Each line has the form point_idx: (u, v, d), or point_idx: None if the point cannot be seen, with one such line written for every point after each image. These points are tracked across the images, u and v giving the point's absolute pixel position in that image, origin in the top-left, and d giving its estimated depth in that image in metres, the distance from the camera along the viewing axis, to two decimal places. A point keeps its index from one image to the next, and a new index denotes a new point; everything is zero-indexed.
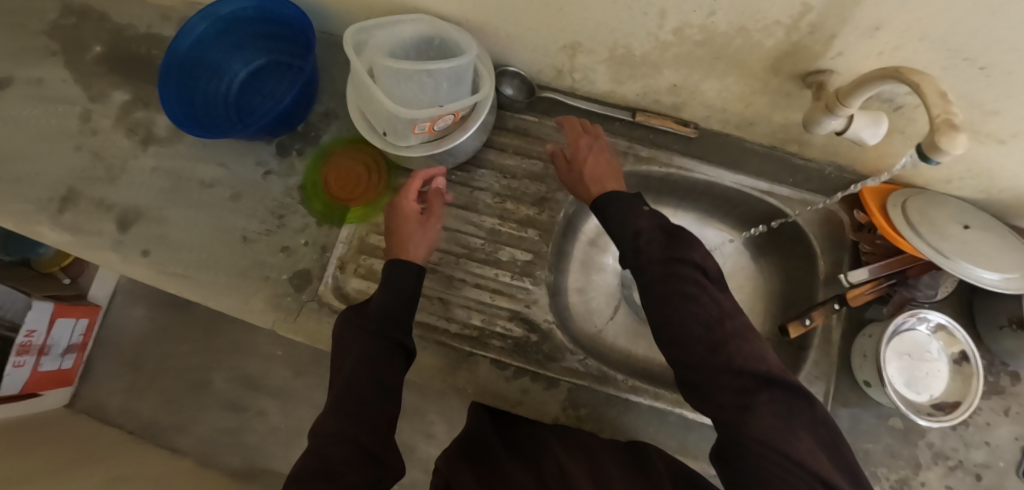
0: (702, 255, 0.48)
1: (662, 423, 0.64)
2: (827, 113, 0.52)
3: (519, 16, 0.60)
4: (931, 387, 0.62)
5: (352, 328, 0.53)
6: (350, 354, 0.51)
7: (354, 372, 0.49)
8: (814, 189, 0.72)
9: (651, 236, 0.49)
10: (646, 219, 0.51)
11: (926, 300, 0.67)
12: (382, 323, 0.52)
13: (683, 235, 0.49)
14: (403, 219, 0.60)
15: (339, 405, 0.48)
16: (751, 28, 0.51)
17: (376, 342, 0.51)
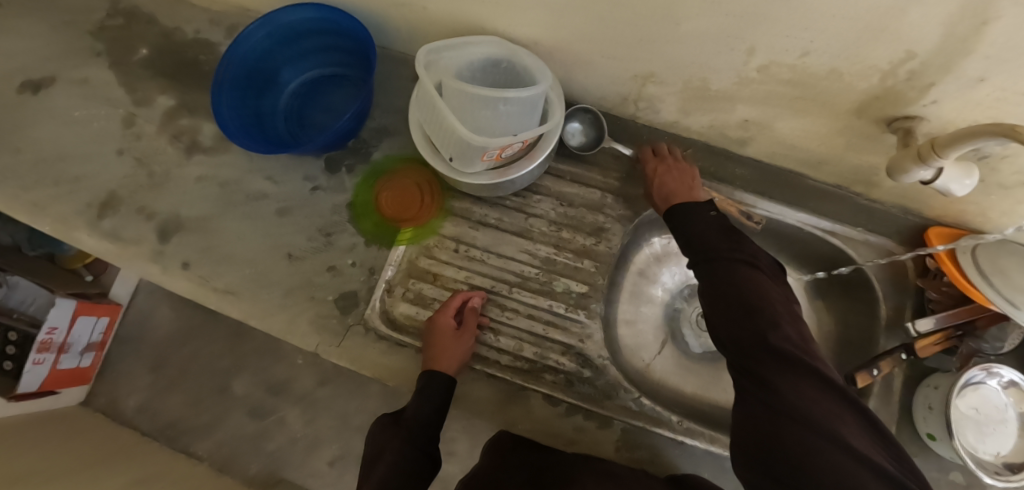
0: (757, 254, 0.49)
1: (718, 468, 0.62)
2: (917, 162, 0.50)
3: (593, 43, 0.58)
4: (999, 443, 0.60)
5: (386, 435, 0.56)
6: (385, 455, 0.54)
7: (392, 470, 0.52)
8: (878, 231, 0.70)
9: (709, 235, 0.52)
10: (703, 225, 0.53)
11: (992, 353, 0.64)
12: (417, 430, 0.55)
13: (740, 237, 0.50)
14: (439, 336, 0.60)
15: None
16: (847, 71, 0.49)
17: (411, 453, 0.54)
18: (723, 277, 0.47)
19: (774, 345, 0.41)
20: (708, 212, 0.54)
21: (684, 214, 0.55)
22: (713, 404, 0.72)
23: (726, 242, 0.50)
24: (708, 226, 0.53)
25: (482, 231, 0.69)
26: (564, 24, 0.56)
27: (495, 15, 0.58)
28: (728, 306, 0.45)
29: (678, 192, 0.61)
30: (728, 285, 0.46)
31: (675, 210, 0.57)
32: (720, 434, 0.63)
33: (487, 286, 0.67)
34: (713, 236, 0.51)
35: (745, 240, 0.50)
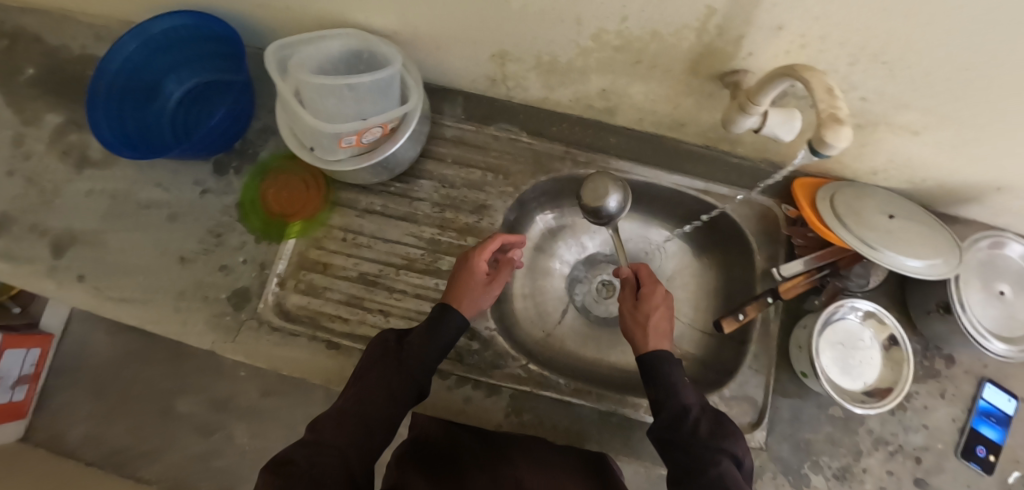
0: (742, 450, 0.50)
1: (606, 423, 0.65)
2: (741, 112, 0.52)
3: (445, 27, 0.61)
4: (866, 372, 0.64)
5: (405, 356, 0.55)
6: (371, 378, 0.53)
7: (372, 396, 0.51)
8: (749, 186, 0.74)
9: (697, 414, 0.52)
10: (692, 396, 0.54)
11: (858, 289, 0.69)
12: (414, 364, 0.54)
13: (725, 423, 0.52)
14: (468, 283, 0.61)
15: (348, 424, 0.49)
16: (665, 31, 0.52)
17: (408, 389, 0.53)
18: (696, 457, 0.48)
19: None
20: (690, 400, 0.53)
21: (674, 386, 0.54)
22: (612, 366, 0.75)
23: (707, 428, 0.51)
24: (699, 398, 0.54)
25: (369, 218, 0.71)
26: (411, 10, 0.59)
27: (348, 8, 0.61)
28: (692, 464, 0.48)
29: (662, 333, 0.60)
30: (693, 461, 0.48)
31: (666, 370, 0.55)
32: (606, 392, 0.65)
33: (375, 271, 0.69)
34: (703, 423, 0.51)
35: (728, 427, 0.51)
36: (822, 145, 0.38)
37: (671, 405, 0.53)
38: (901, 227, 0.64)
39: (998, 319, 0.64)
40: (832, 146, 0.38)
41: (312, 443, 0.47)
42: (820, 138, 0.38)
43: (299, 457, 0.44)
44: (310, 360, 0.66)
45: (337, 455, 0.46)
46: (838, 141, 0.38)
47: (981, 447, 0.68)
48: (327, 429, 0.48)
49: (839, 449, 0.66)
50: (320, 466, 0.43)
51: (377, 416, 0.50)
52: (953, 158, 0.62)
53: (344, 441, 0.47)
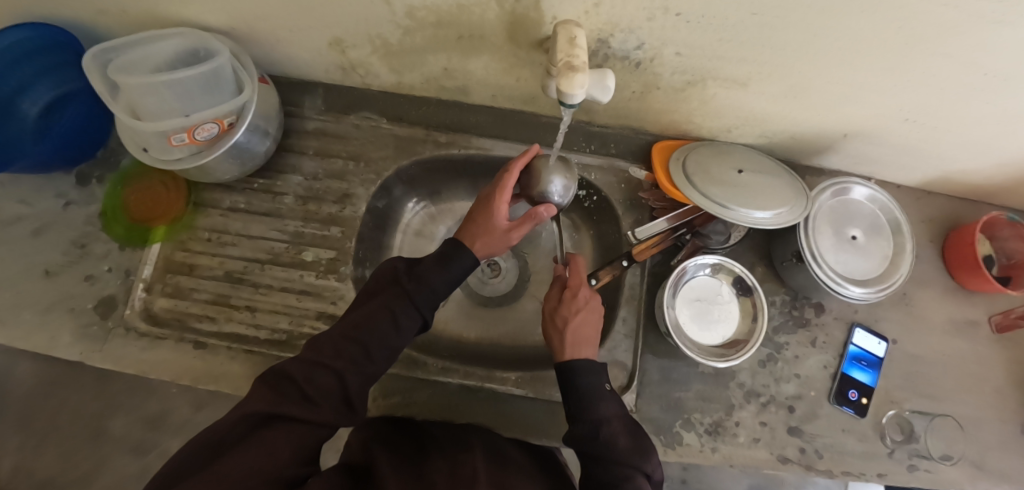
0: (653, 467, 0.51)
1: (474, 399, 0.66)
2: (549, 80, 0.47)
3: (273, 18, 0.61)
4: (727, 324, 0.65)
5: (420, 287, 0.54)
6: (391, 306, 0.53)
7: (388, 320, 0.52)
8: (613, 153, 0.74)
9: (615, 426, 0.53)
10: (612, 407, 0.54)
11: (720, 247, 0.69)
12: (426, 297, 0.54)
13: (643, 441, 0.53)
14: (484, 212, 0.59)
15: (344, 346, 0.50)
16: (467, 3, 0.53)
17: (409, 312, 0.53)
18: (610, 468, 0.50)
19: None
20: (610, 412, 0.53)
21: (591, 397, 0.54)
22: (494, 343, 0.75)
23: (623, 442, 0.51)
24: (617, 408, 0.54)
25: (233, 216, 0.71)
26: (232, 4, 0.59)
27: (172, 6, 0.61)
28: (602, 471, 0.50)
29: (585, 339, 0.58)
30: (606, 471, 0.50)
31: (584, 383, 0.55)
32: (474, 368, 0.66)
33: (241, 268, 0.69)
34: (619, 431, 0.52)
35: (646, 447, 0.52)
36: (563, 94, 0.40)
37: (585, 417, 0.53)
38: (750, 180, 0.64)
39: (851, 263, 0.65)
40: (571, 94, 0.40)
41: (320, 361, 0.49)
42: (559, 86, 0.40)
43: (295, 374, 0.48)
44: (177, 362, 0.66)
45: (332, 375, 0.49)
46: (572, 88, 0.40)
47: (853, 391, 0.69)
48: (326, 349, 0.50)
49: (710, 405, 0.67)
50: (314, 386, 0.48)
51: (375, 343, 0.51)
52: (789, 106, 0.63)
53: (343, 362, 0.49)
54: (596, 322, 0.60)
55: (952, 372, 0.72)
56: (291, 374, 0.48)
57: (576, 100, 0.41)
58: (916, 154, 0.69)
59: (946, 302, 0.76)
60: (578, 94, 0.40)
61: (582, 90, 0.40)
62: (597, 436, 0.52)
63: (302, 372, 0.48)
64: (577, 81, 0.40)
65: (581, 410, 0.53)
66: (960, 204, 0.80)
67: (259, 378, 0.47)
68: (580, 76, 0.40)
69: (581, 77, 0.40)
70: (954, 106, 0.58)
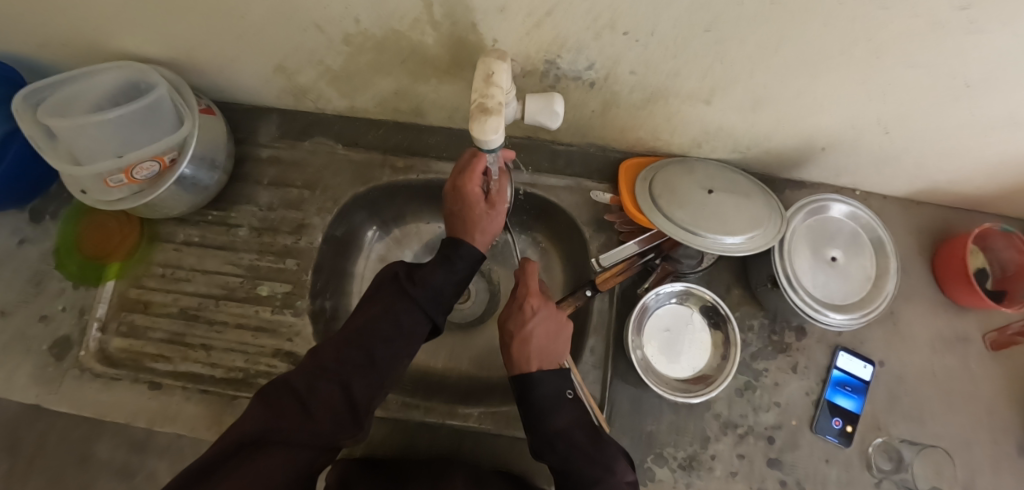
0: (621, 466, 0.50)
1: (434, 437, 0.63)
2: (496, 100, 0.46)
3: (211, 47, 0.58)
4: (698, 354, 0.65)
5: (425, 288, 0.53)
6: (395, 309, 0.52)
7: (391, 323, 0.51)
8: (579, 172, 0.71)
9: (573, 436, 0.51)
10: (565, 416, 0.52)
11: (692, 271, 0.67)
12: (430, 298, 0.53)
13: (604, 441, 0.51)
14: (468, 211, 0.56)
15: (345, 354, 0.49)
16: (402, 28, 0.49)
17: (414, 314, 0.52)
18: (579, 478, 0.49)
19: None
20: (560, 425, 0.51)
21: (545, 409, 0.52)
22: (461, 373, 0.73)
23: (584, 443, 0.51)
24: (572, 418, 0.52)
25: (187, 251, 0.69)
26: (166, 34, 0.56)
27: (106, 39, 0.58)
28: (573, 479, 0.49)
29: (537, 351, 0.55)
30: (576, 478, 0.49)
31: (537, 393, 0.52)
32: (434, 404, 0.63)
33: (196, 304, 0.67)
34: (576, 435, 0.51)
35: (608, 444, 0.51)
36: (477, 142, 0.40)
37: (542, 431, 0.51)
38: (720, 201, 0.60)
39: (830, 286, 0.61)
40: (486, 140, 0.40)
41: (320, 370, 0.47)
42: (472, 134, 0.40)
43: (295, 387, 0.46)
44: (131, 404, 0.63)
45: (334, 384, 0.47)
46: (485, 135, 0.39)
47: (837, 419, 0.65)
48: (326, 357, 0.48)
49: (684, 438, 0.64)
50: (314, 397, 0.45)
51: (380, 347, 0.50)
52: (760, 121, 0.59)
53: (344, 369, 0.48)
54: (555, 330, 0.57)
55: (945, 395, 0.68)
56: (291, 388, 0.46)
57: (493, 145, 0.41)
58: (900, 165, 0.65)
59: (937, 318, 0.71)
60: (493, 141, 0.40)
61: (497, 135, 0.40)
62: (558, 446, 0.51)
63: (303, 384, 0.46)
64: (490, 127, 0.39)
65: (535, 417, 0.52)
66: (951, 212, 0.75)
67: (259, 394, 0.45)
68: (492, 120, 0.40)
69: (494, 121, 0.40)
70: (936, 117, 0.53)
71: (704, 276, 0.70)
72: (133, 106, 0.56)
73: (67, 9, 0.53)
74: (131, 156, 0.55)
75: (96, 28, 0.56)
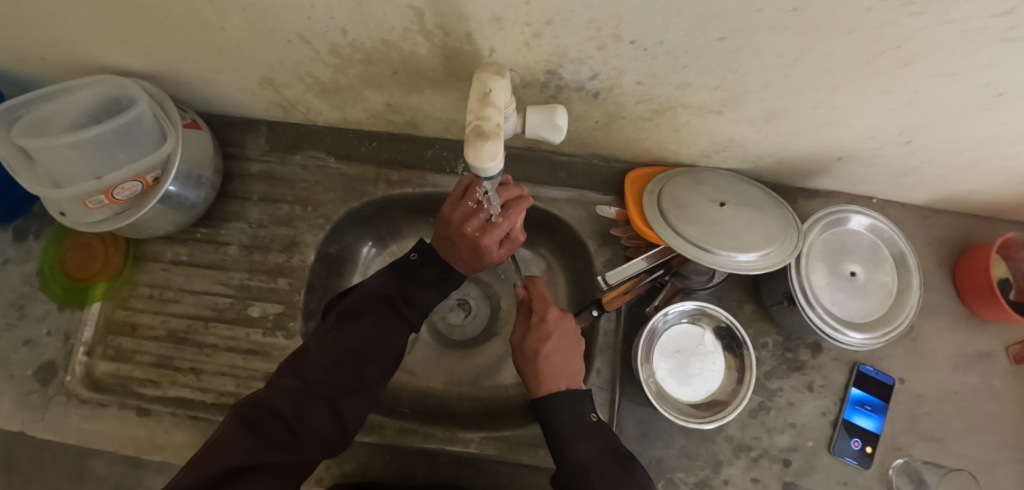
0: None
1: (433, 464, 0.60)
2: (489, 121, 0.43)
3: (193, 60, 0.55)
4: (711, 377, 0.62)
5: (409, 302, 0.54)
6: (383, 323, 0.51)
7: (381, 341, 0.50)
8: (582, 184, 0.68)
9: (604, 465, 0.47)
10: (594, 444, 0.48)
11: (702, 287, 0.64)
12: (415, 312, 0.54)
13: (635, 470, 0.48)
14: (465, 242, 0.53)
15: (337, 373, 0.47)
16: (392, 39, 0.46)
17: (401, 331, 0.53)
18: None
19: None
20: (587, 455, 0.48)
21: (570, 437, 0.48)
22: (462, 394, 0.70)
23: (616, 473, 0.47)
24: (600, 446, 0.49)
25: (175, 270, 0.66)
26: (145, 47, 0.53)
27: (84, 52, 0.55)
28: None
29: (559, 369, 0.52)
30: None
31: (561, 418, 0.49)
32: (433, 429, 0.60)
33: (185, 326, 0.65)
34: (605, 465, 0.47)
35: (639, 473, 0.48)
36: (473, 169, 0.36)
37: (568, 462, 0.48)
38: (732, 215, 0.57)
39: (849, 305, 0.59)
40: (483, 167, 0.36)
41: (309, 390, 0.45)
42: (466, 161, 0.36)
43: (281, 408, 0.43)
44: (120, 431, 0.61)
45: (324, 405, 0.45)
46: (482, 162, 0.35)
47: (856, 440, 0.62)
48: (316, 377, 0.46)
49: (695, 463, 0.61)
50: (301, 419, 0.44)
51: (367, 366, 0.49)
52: (773, 132, 0.55)
53: (334, 390, 0.46)
54: (574, 348, 0.54)
55: (967, 414, 0.65)
56: (277, 409, 0.43)
57: (491, 173, 0.36)
58: (920, 175, 0.62)
59: (957, 333, 0.68)
60: (491, 168, 0.35)
61: (495, 161, 0.35)
62: (586, 478, 0.47)
63: (290, 406, 0.44)
64: (487, 153, 0.35)
65: (561, 445, 0.48)
66: (971, 221, 0.72)
67: (236, 416, 0.42)
68: (489, 144, 0.35)
69: (490, 146, 0.35)
70: (962, 128, 0.50)
71: (714, 291, 0.67)
72: (111, 124, 0.53)
73: (40, 23, 0.50)
74: (110, 178, 0.52)
75: (73, 41, 0.53)
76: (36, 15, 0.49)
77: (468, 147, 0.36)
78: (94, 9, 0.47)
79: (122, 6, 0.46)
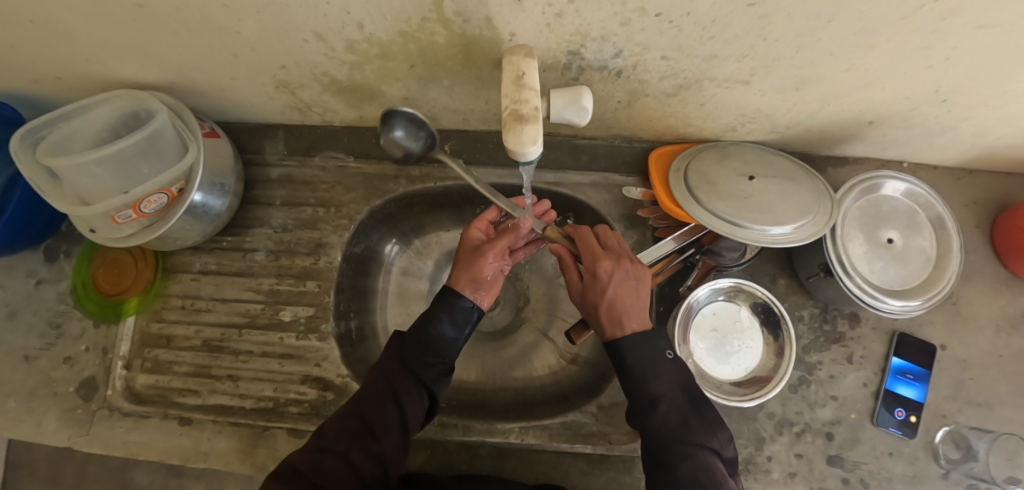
0: (723, 437, 0.47)
1: (475, 455, 0.61)
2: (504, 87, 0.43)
3: (209, 68, 0.55)
4: (750, 354, 0.62)
5: (416, 355, 0.53)
6: (390, 376, 0.52)
7: (390, 396, 0.50)
8: (604, 167, 0.67)
9: (673, 395, 0.48)
10: (667, 376, 0.49)
11: (735, 264, 0.63)
12: (427, 363, 0.53)
13: (703, 401, 0.48)
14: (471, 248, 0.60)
15: (348, 425, 0.49)
16: (410, 29, 0.45)
17: (406, 376, 0.52)
18: (668, 444, 0.46)
19: (679, 450, 0.45)
20: (657, 380, 0.48)
21: (638, 372, 0.49)
22: (496, 385, 0.69)
23: (680, 405, 0.48)
24: (669, 383, 0.49)
25: (205, 280, 0.67)
26: (161, 58, 0.53)
27: (99, 68, 0.55)
28: (658, 422, 0.47)
29: (625, 311, 0.52)
30: (661, 420, 0.47)
31: (632, 355, 0.49)
32: (473, 422, 0.60)
33: (219, 335, 0.65)
34: (675, 399, 0.48)
35: (708, 410, 0.48)
36: (515, 153, 0.40)
37: (639, 393, 0.49)
38: (763, 188, 0.56)
39: (889, 272, 0.58)
40: (524, 150, 0.40)
41: (325, 445, 0.47)
42: (508, 146, 0.40)
43: (298, 464, 0.46)
44: (164, 441, 0.62)
45: (340, 457, 0.46)
46: (524, 146, 0.39)
47: (900, 409, 0.61)
48: (331, 432, 0.48)
49: (737, 441, 0.60)
50: (320, 473, 0.45)
51: (380, 417, 0.49)
52: (804, 99, 0.54)
53: (347, 442, 0.47)
54: (634, 292, 0.53)
55: (1014, 377, 0.63)
56: (296, 466, 0.45)
57: (532, 155, 0.41)
58: (954, 134, 0.60)
59: (999, 296, 0.66)
60: (532, 151, 0.40)
61: (536, 145, 0.40)
62: (652, 411, 0.47)
63: (310, 461, 0.46)
64: (528, 137, 0.39)
65: (632, 372, 0.49)
66: (1007, 180, 0.70)
67: (270, 477, 0.45)
68: (530, 129, 0.40)
69: (530, 130, 0.40)
70: (1003, 81, 0.48)
71: (747, 268, 0.66)
72: (133, 138, 0.53)
73: (56, 42, 0.50)
74: (137, 191, 0.52)
75: (89, 58, 0.53)
76: (50, 34, 0.49)
77: (510, 133, 0.40)
78: (111, 22, 0.47)
79: (138, 17, 0.46)
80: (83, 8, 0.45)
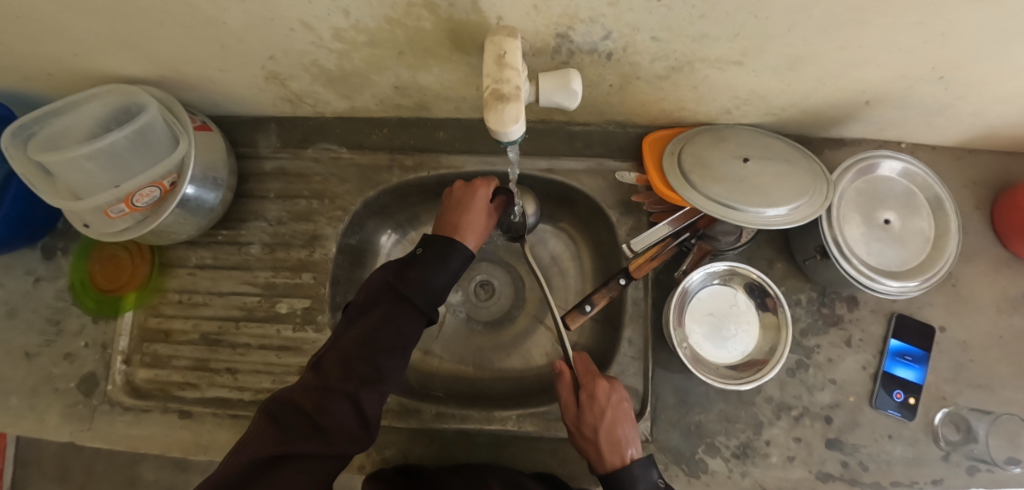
0: None
1: (473, 444, 0.62)
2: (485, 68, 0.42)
3: (197, 60, 0.55)
4: (747, 337, 0.62)
5: (425, 296, 0.52)
6: (395, 318, 0.51)
7: (393, 332, 0.50)
8: (598, 153, 0.67)
9: None
10: None
11: (730, 247, 0.63)
12: (430, 305, 0.52)
13: None
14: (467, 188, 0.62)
15: (352, 367, 0.48)
16: (397, 15, 0.45)
17: (411, 321, 0.51)
18: None
19: None
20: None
21: None
22: (494, 375, 0.70)
23: None
24: None
25: (201, 274, 0.67)
26: (149, 52, 0.53)
27: (89, 63, 0.55)
28: None
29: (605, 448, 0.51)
30: None
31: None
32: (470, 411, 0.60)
33: (216, 328, 0.66)
34: None
35: None
36: (497, 133, 0.40)
37: None
38: (758, 170, 0.55)
39: (887, 254, 0.58)
40: (506, 130, 0.40)
41: (328, 386, 0.46)
42: (490, 126, 0.40)
43: (302, 407, 0.45)
44: (165, 434, 0.62)
45: (346, 397, 0.46)
46: (505, 125, 0.39)
47: (898, 391, 0.61)
48: (333, 373, 0.47)
49: (735, 426, 0.60)
50: (325, 414, 0.44)
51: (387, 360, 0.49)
52: (799, 79, 0.53)
53: (354, 383, 0.47)
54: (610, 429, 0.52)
55: (1015, 358, 0.63)
56: (300, 408, 0.44)
57: (514, 135, 0.40)
58: (953, 113, 0.59)
59: (999, 277, 0.66)
60: (514, 130, 0.39)
61: (517, 124, 0.39)
62: None
63: (313, 402, 0.45)
64: (509, 117, 0.39)
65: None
66: (1007, 159, 0.69)
67: (265, 418, 0.44)
68: (510, 108, 0.39)
69: (512, 110, 0.39)
70: (1002, 56, 0.47)
71: (744, 252, 0.66)
72: (124, 131, 0.53)
73: (43, 38, 0.50)
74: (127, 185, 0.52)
75: (78, 53, 0.53)
76: (37, 29, 0.49)
77: (491, 113, 0.39)
78: (96, 15, 0.46)
79: (122, 9, 0.45)
80: (70, 3, 0.44)
